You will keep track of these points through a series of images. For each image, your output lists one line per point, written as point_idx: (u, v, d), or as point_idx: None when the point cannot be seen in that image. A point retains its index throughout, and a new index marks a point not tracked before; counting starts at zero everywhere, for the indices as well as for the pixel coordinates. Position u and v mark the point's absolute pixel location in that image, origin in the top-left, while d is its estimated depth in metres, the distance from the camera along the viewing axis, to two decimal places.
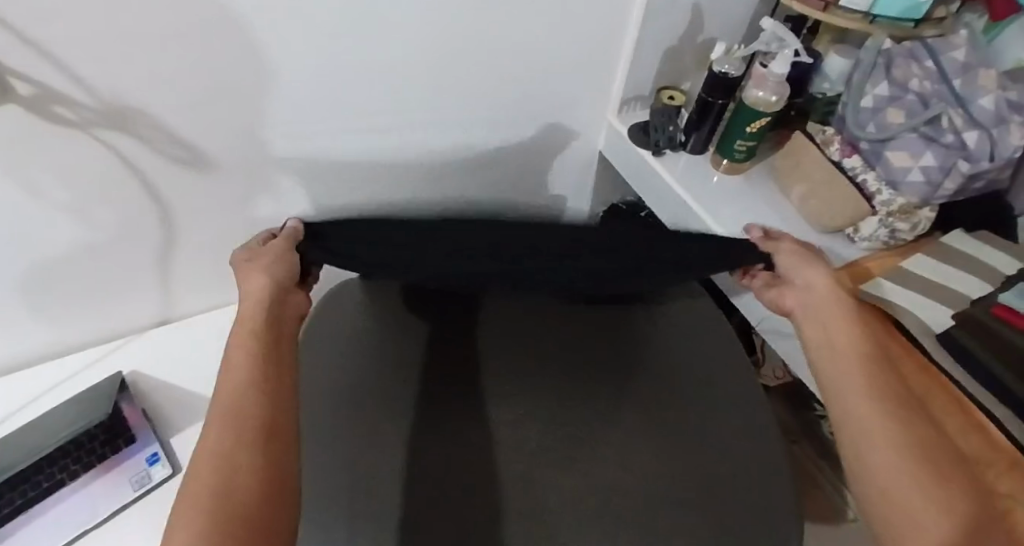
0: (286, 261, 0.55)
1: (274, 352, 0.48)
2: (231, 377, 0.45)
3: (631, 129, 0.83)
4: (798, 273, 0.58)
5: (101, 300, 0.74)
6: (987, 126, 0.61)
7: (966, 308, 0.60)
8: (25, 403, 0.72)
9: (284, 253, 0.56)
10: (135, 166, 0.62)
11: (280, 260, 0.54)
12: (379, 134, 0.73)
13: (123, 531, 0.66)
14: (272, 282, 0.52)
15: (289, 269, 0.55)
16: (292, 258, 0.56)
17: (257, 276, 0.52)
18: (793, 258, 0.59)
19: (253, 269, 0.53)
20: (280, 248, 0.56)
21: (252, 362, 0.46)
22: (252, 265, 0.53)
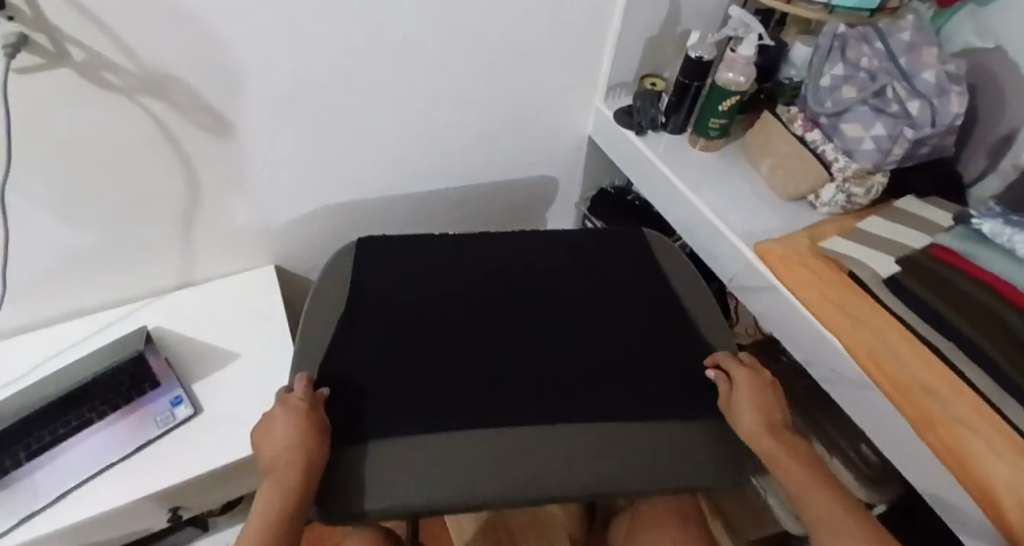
0: (319, 425, 0.55)
1: (290, 489, 0.51)
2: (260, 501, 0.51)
3: (616, 112, 0.91)
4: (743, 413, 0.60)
5: (127, 262, 0.81)
6: (929, 96, 0.69)
7: (910, 253, 0.66)
8: (39, 363, 0.77)
9: (316, 412, 0.56)
10: (167, 131, 0.69)
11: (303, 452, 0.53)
12: (386, 112, 0.81)
13: (149, 463, 0.71)
14: (296, 444, 0.53)
15: (319, 434, 0.54)
16: (319, 430, 0.54)
17: (284, 435, 0.54)
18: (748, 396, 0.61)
19: (285, 412, 0.55)
20: (306, 413, 0.55)
21: (274, 493, 0.51)
22: (277, 421, 0.55)
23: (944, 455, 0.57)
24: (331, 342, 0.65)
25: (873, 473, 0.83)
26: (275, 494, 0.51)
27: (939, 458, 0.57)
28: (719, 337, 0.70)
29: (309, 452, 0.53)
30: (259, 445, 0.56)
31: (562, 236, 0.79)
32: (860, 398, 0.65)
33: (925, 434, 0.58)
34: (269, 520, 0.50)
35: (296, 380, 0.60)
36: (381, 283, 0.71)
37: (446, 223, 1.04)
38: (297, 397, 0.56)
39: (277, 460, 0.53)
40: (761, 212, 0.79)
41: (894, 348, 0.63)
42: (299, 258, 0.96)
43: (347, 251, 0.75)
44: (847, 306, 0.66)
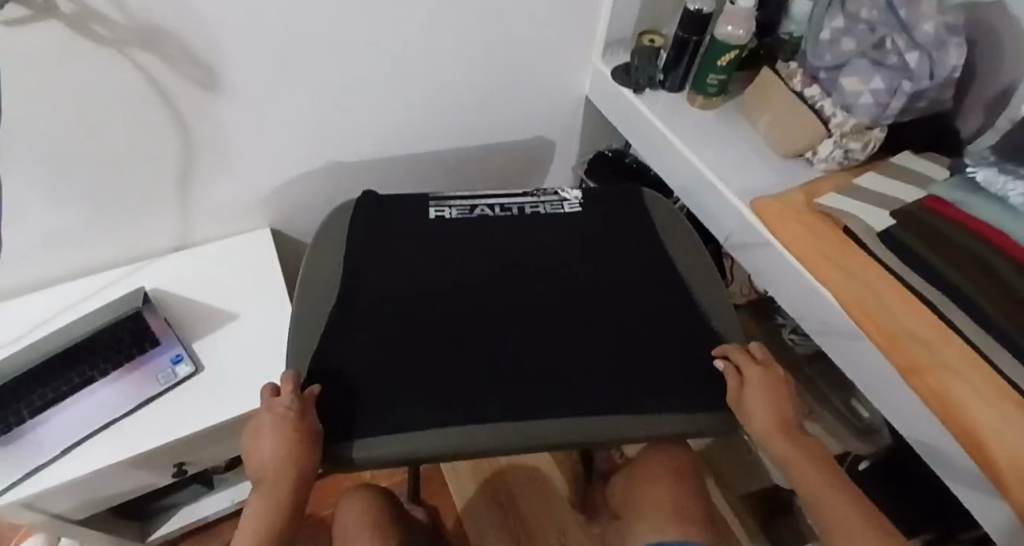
0: (309, 436, 0.54)
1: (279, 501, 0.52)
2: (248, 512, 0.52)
3: (614, 70, 0.90)
4: (750, 413, 0.58)
5: (123, 223, 0.81)
6: (927, 48, 0.67)
7: (904, 207, 0.67)
8: (39, 322, 0.78)
9: (306, 419, 0.54)
10: (159, 86, 0.67)
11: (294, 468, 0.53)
12: (381, 69, 0.79)
13: (152, 419, 0.72)
14: (286, 458, 0.53)
15: (309, 444, 0.54)
16: (309, 442, 0.54)
17: (272, 447, 0.53)
18: (757, 394, 0.59)
19: (274, 421, 0.54)
20: (294, 424, 0.54)
21: (261, 505, 0.52)
22: (266, 430, 0.54)
23: (935, 404, 0.58)
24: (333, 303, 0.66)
25: (863, 427, 0.88)
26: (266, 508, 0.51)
27: (930, 408, 0.59)
28: (717, 310, 0.69)
29: (299, 467, 0.53)
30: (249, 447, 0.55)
31: (562, 218, 0.76)
32: (850, 351, 0.66)
33: (913, 381, 0.59)
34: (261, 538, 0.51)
35: (284, 378, 0.57)
36: (380, 239, 0.72)
37: (442, 185, 1.04)
38: (285, 404, 0.54)
39: (266, 470, 0.53)
40: (757, 168, 0.79)
41: (884, 300, 0.63)
42: (295, 220, 0.96)
43: (344, 208, 0.76)
44: (841, 260, 0.67)
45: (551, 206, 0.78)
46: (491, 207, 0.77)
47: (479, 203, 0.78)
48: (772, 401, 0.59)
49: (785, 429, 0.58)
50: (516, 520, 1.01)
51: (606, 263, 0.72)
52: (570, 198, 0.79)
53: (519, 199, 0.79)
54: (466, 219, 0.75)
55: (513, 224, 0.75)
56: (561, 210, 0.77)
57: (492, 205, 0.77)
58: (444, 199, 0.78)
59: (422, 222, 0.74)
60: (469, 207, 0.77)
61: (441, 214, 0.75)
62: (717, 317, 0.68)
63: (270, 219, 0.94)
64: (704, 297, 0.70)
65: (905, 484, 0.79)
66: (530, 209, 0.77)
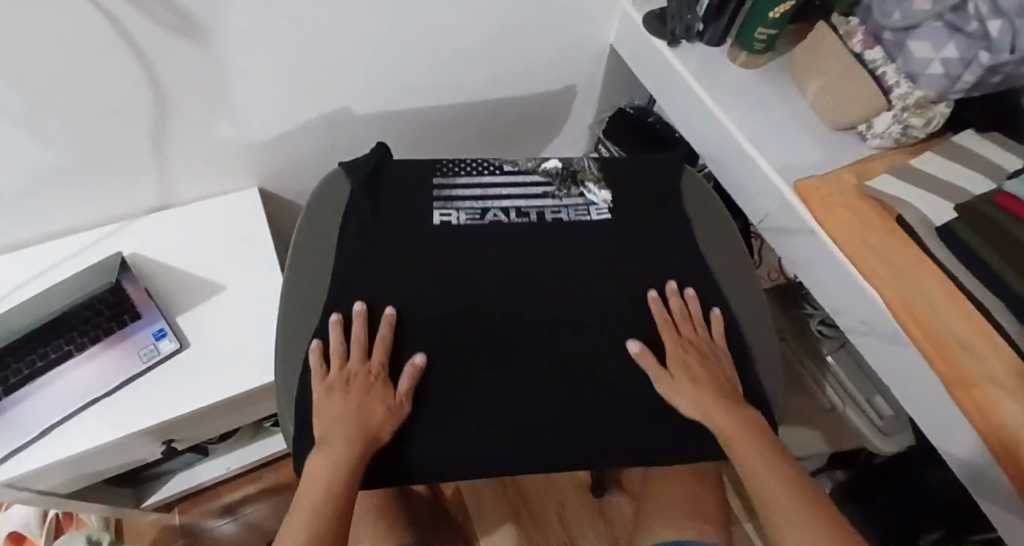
0: (372, 375, 0.56)
1: (347, 460, 0.51)
2: (315, 468, 0.51)
3: (646, 17, 0.80)
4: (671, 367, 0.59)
5: (94, 182, 0.73)
6: (1010, 16, 0.55)
7: (971, 201, 0.58)
8: (14, 288, 0.72)
9: (372, 359, 0.57)
10: (127, 33, 0.57)
11: (368, 393, 0.55)
12: (384, 10, 0.69)
13: (136, 399, 0.68)
14: (355, 416, 0.54)
15: (379, 381, 0.56)
16: (381, 379, 0.56)
17: (337, 406, 0.54)
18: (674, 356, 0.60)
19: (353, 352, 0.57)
20: (387, 388, 0.56)
21: (327, 461, 0.51)
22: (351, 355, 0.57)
23: (981, 424, 0.53)
24: (335, 290, 0.61)
25: (887, 426, 0.80)
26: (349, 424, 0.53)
27: (975, 425, 0.54)
28: (746, 314, 0.65)
29: (376, 397, 0.55)
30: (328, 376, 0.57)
31: (588, 225, 0.68)
32: (890, 354, 0.61)
33: (959, 398, 0.54)
34: (344, 443, 0.52)
35: (318, 342, 0.58)
36: (384, 215, 0.65)
37: (447, 139, 0.95)
38: (358, 337, 0.58)
39: (326, 429, 0.53)
40: (802, 142, 0.71)
41: (931, 299, 0.57)
42: (284, 178, 0.88)
43: (337, 177, 0.68)
44: (889, 254, 0.60)
45: (576, 212, 0.69)
46: (505, 211, 0.68)
47: (491, 205, 0.68)
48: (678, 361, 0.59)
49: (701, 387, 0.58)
50: (515, 489, 1.01)
51: (627, 252, 0.66)
52: (598, 201, 0.70)
53: (538, 201, 0.70)
54: (476, 226, 0.66)
55: (529, 204, 0.69)
56: (587, 217, 0.68)
57: (506, 208, 0.68)
58: (451, 196, 0.68)
59: (424, 225, 0.65)
60: (479, 210, 0.68)
61: (446, 218, 0.66)
62: (750, 335, 0.64)
63: (259, 178, 0.86)
64: (740, 308, 0.65)
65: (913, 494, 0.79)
66: (550, 216, 0.68)
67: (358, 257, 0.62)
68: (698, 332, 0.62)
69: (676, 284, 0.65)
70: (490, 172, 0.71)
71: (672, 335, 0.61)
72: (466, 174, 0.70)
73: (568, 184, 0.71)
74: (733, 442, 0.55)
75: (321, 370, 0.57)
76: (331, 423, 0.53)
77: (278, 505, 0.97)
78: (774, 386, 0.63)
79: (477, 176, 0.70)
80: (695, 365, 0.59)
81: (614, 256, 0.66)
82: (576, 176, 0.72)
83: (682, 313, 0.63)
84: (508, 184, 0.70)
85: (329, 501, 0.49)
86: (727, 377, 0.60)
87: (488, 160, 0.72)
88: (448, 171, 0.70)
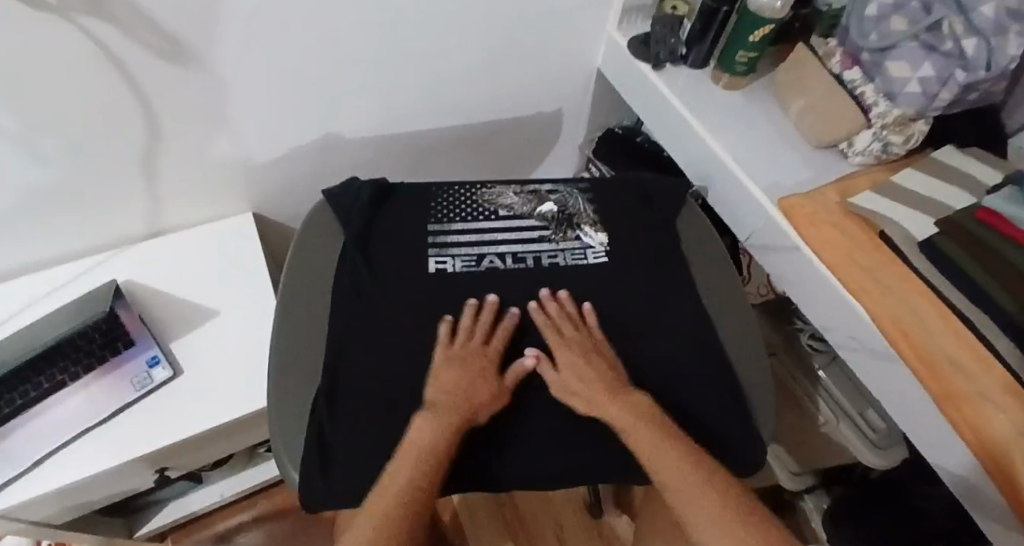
0: (488, 361, 0.58)
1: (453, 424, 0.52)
2: (417, 431, 0.51)
3: (630, 41, 0.82)
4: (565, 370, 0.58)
5: (88, 209, 0.73)
6: (987, 34, 0.58)
7: (952, 215, 0.60)
8: (8, 316, 0.72)
9: (490, 346, 0.59)
10: (118, 59, 0.58)
11: (481, 376, 0.57)
12: (375, 36, 0.70)
13: (128, 426, 0.68)
14: (467, 390, 0.55)
15: (490, 368, 0.58)
16: (490, 366, 0.58)
17: (454, 378, 0.56)
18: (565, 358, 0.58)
19: (476, 333, 0.59)
20: (497, 376, 0.58)
21: (434, 422, 0.52)
22: (473, 335, 0.59)
23: (974, 443, 0.53)
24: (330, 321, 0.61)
25: (880, 440, 0.80)
26: (455, 398, 0.54)
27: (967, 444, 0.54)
28: (739, 335, 0.65)
29: (485, 383, 0.56)
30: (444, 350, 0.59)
31: (587, 270, 0.67)
32: (880, 368, 0.62)
33: (950, 414, 0.54)
34: (455, 414, 0.53)
35: (450, 319, 0.61)
36: (381, 237, 0.66)
37: (438, 162, 0.96)
38: (482, 323, 0.60)
39: (440, 395, 0.55)
40: (786, 160, 0.73)
41: (918, 313, 0.58)
42: (278, 203, 0.89)
43: (327, 206, 0.68)
44: (876, 269, 0.61)
45: (573, 256, 0.68)
46: (501, 256, 0.67)
47: (487, 251, 0.67)
48: (572, 363, 0.58)
49: (600, 385, 0.56)
50: (512, 510, 1.00)
51: (616, 271, 0.67)
52: (594, 243, 0.69)
53: (535, 245, 0.68)
54: (472, 273, 0.65)
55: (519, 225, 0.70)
56: (585, 262, 0.67)
57: (503, 253, 0.67)
58: (446, 244, 0.67)
59: (419, 275, 0.64)
60: (475, 257, 0.66)
61: (442, 266, 0.65)
62: (740, 349, 0.65)
63: (253, 203, 0.87)
64: (728, 324, 0.66)
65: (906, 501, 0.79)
66: (547, 261, 0.67)
67: (350, 286, 0.63)
68: (581, 328, 0.61)
69: (552, 290, 0.65)
70: (484, 216, 0.70)
71: (557, 337, 0.60)
72: (460, 219, 0.69)
73: (564, 227, 0.70)
74: (629, 430, 0.53)
75: (448, 341, 0.59)
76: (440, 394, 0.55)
77: (272, 531, 0.96)
78: (766, 403, 0.63)
79: (473, 221, 0.69)
80: (582, 364, 0.57)
81: (606, 276, 0.67)
82: (572, 219, 0.70)
83: (564, 316, 0.62)
84: (503, 229, 0.69)
85: (425, 467, 0.49)
86: (615, 368, 0.58)
87: (482, 204, 0.71)
88: (442, 216, 0.69)
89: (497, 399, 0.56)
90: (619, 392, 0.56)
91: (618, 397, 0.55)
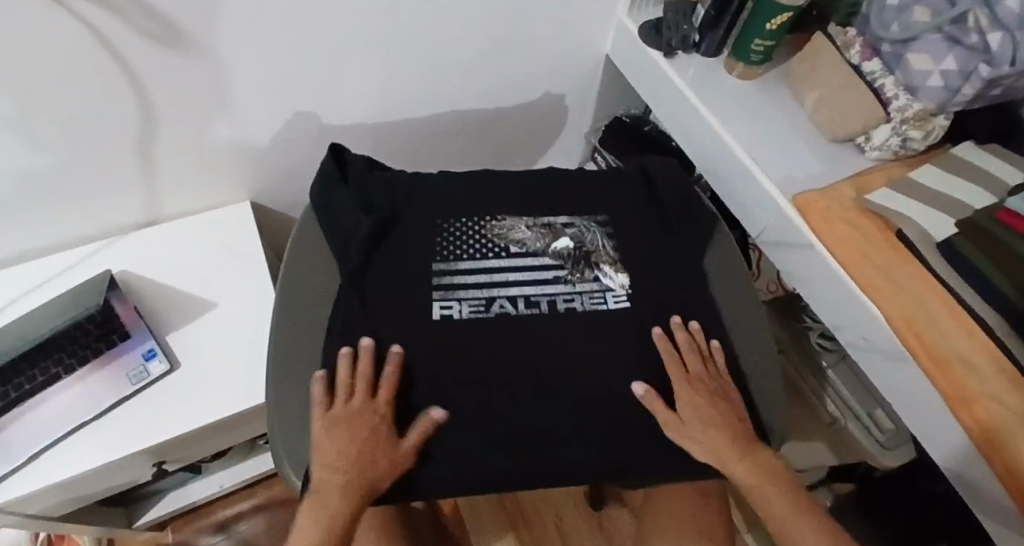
0: (378, 421, 0.53)
1: (346, 511, 0.49)
2: (311, 517, 0.49)
3: (641, 26, 0.79)
4: (691, 415, 0.56)
5: (80, 198, 0.71)
6: (1012, 28, 0.55)
7: (971, 214, 0.58)
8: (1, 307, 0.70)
9: (378, 402, 0.54)
10: (109, 44, 0.55)
11: (371, 440, 0.52)
12: (377, 19, 0.67)
13: (125, 421, 0.66)
14: (357, 463, 0.51)
15: (381, 427, 0.53)
16: (383, 426, 0.53)
17: (338, 449, 0.51)
18: (691, 403, 0.56)
19: (358, 390, 0.54)
20: (390, 434, 0.53)
21: (327, 508, 0.49)
22: (357, 390, 0.54)
23: (983, 444, 0.52)
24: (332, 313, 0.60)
25: (887, 441, 0.83)
26: (349, 473, 0.50)
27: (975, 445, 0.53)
28: (750, 334, 0.64)
29: (378, 448, 0.52)
30: (328, 414, 0.53)
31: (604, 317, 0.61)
32: (892, 370, 0.61)
33: (960, 414, 0.53)
34: (348, 492, 0.50)
35: (325, 374, 0.55)
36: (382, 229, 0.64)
37: (441, 150, 0.94)
38: (365, 376, 0.54)
39: (323, 473, 0.51)
40: (800, 155, 0.71)
41: (931, 310, 0.57)
42: (277, 190, 0.87)
43: (319, 203, 0.65)
44: (889, 268, 0.60)
45: (591, 300, 0.62)
46: (512, 300, 0.61)
47: (497, 294, 0.61)
48: (700, 411, 0.56)
49: (737, 444, 0.55)
50: (513, 502, 1.00)
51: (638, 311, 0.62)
52: (615, 286, 0.63)
53: (550, 288, 0.63)
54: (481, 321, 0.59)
55: (531, 207, 0.68)
56: (603, 308, 0.61)
57: (514, 296, 0.61)
58: (452, 284, 0.61)
59: (424, 316, 0.58)
60: (484, 300, 0.61)
61: (447, 312, 0.59)
62: (752, 342, 0.64)
63: (251, 191, 0.85)
64: (740, 322, 0.64)
65: (913, 501, 0.79)
66: (563, 305, 0.61)
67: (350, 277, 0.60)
68: (711, 369, 0.59)
69: (681, 318, 0.62)
70: (493, 253, 0.64)
71: (684, 377, 0.57)
72: (469, 257, 0.63)
73: (580, 266, 0.64)
74: (766, 497, 0.54)
75: (324, 402, 0.54)
76: (325, 470, 0.51)
77: (272, 521, 0.95)
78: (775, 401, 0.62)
79: (480, 260, 0.63)
80: (714, 415, 0.56)
81: (627, 321, 0.61)
82: (589, 257, 0.65)
83: (694, 351, 0.59)
84: (516, 268, 0.63)
85: None
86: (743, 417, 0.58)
87: (491, 239, 0.65)
88: (448, 253, 0.63)
89: (395, 465, 0.52)
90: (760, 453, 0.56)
91: (760, 457, 0.56)
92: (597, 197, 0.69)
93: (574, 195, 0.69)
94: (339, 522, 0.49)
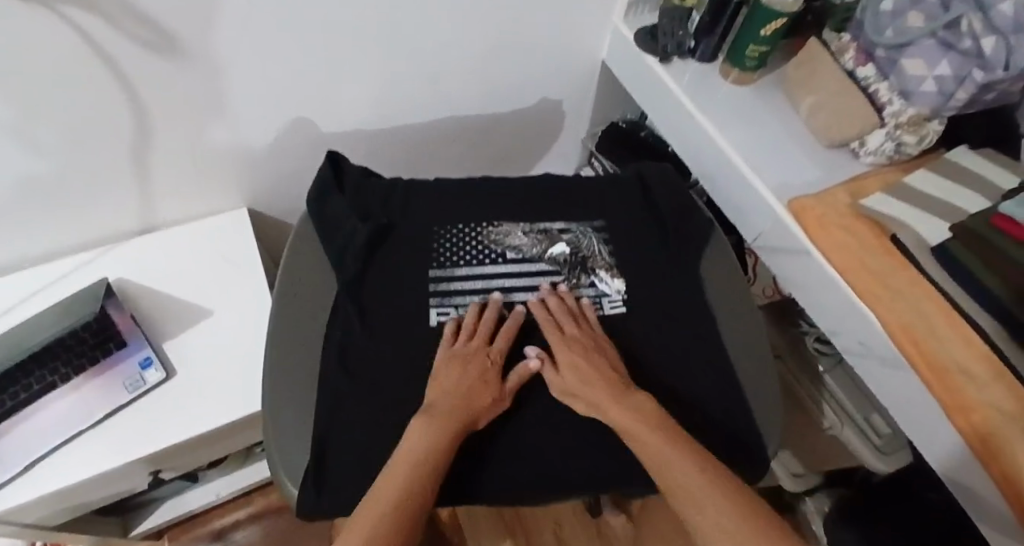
0: (494, 362, 0.56)
1: (451, 430, 0.49)
2: (415, 434, 0.48)
3: (637, 32, 0.80)
4: (564, 368, 0.55)
5: (77, 206, 0.71)
6: (1006, 31, 0.56)
7: (965, 220, 0.58)
8: None
9: (497, 346, 0.57)
10: (105, 51, 0.55)
11: (481, 375, 0.54)
12: (374, 27, 0.68)
13: (121, 429, 0.66)
14: (469, 390, 0.52)
15: (493, 369, 0.55)
16: (496, 368, 0.56)
17: (455, 378, 0.53)
18: (567, 356, 0.56)
19: (482, 333, 0.58)
20: (500, 378, 0.55)
21: (431, 426, 0.49)
22: (479, 334, 0.57)
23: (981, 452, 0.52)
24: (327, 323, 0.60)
25: (883, 446, 0.81)
26: (458, 400, 0.52)
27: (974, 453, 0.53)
28: (747, 340, 0.64)
29: (490, 384, 0.54)
30: (447, 352, 0.56)
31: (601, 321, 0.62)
32: (889, 375, 0.61)
33: (959, 422, 0.53)
34: (457, 413, 0.50)
35: (452, 319, 0.59)
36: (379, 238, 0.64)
37: (438, 156, 0.94)
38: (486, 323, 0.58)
39: (442, 395, 0.52)
40: (796, 160, 0.71)
41: (926, 316, 0.57)
42: (274, 196, 0.87)
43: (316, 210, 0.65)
44: (884, 275, 0.60)
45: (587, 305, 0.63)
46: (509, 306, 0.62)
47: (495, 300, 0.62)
48: (572, 362, 0.56)
49: (616, 387, 0.54)
50: (511, 511, 1.00)
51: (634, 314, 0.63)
52: (610, 291, 0.64)
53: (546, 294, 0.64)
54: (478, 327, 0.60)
55: (525, 216, 0.68)
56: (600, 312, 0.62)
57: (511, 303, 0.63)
58: (449, 291, 0.62)
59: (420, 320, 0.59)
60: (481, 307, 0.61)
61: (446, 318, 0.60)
62: (750, 348, 0.63)
63: (248, 198, 0.85)
64: (738, 329, 0.64)
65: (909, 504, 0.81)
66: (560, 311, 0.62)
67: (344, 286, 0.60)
68: (583, 327, 0.59)
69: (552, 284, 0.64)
70: (491, 260, 0.64)
71: (555, 335, 0.58)
72: (465, 263, 0.63)
73: (577, 272, 0.65)
74: (638, 438, 0.50)
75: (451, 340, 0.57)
76: (434, 398, 0.52)
77: (268, 530, 0.95)
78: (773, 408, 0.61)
79: (478, 266, 0.63)
80: (582, 364, 0.55)
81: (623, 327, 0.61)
82: (585, 262, 0.65)
83: (564, 312, 0.60)
84: (513, 274, 0.64)
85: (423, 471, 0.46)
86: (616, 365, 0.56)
87: (489, 245, 0.65)
88: (445, 261, 0.63)
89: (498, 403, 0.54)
90: (636, 394, 0.53)
91: (636, 398, 0.53)
92: (593, 203, 0.70)
93: (570, 202, 0.69)
94: (440, 441, 0.48)
